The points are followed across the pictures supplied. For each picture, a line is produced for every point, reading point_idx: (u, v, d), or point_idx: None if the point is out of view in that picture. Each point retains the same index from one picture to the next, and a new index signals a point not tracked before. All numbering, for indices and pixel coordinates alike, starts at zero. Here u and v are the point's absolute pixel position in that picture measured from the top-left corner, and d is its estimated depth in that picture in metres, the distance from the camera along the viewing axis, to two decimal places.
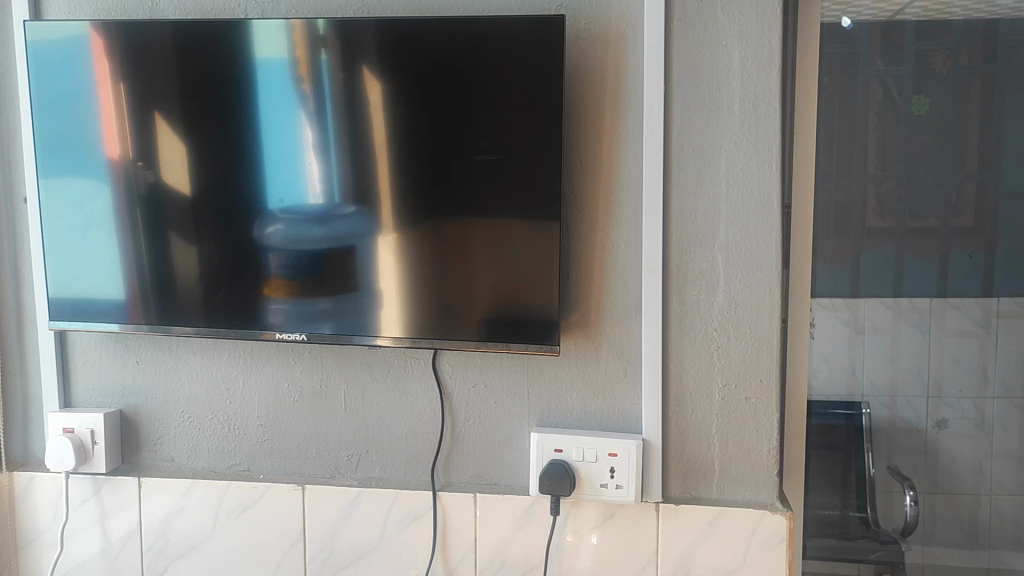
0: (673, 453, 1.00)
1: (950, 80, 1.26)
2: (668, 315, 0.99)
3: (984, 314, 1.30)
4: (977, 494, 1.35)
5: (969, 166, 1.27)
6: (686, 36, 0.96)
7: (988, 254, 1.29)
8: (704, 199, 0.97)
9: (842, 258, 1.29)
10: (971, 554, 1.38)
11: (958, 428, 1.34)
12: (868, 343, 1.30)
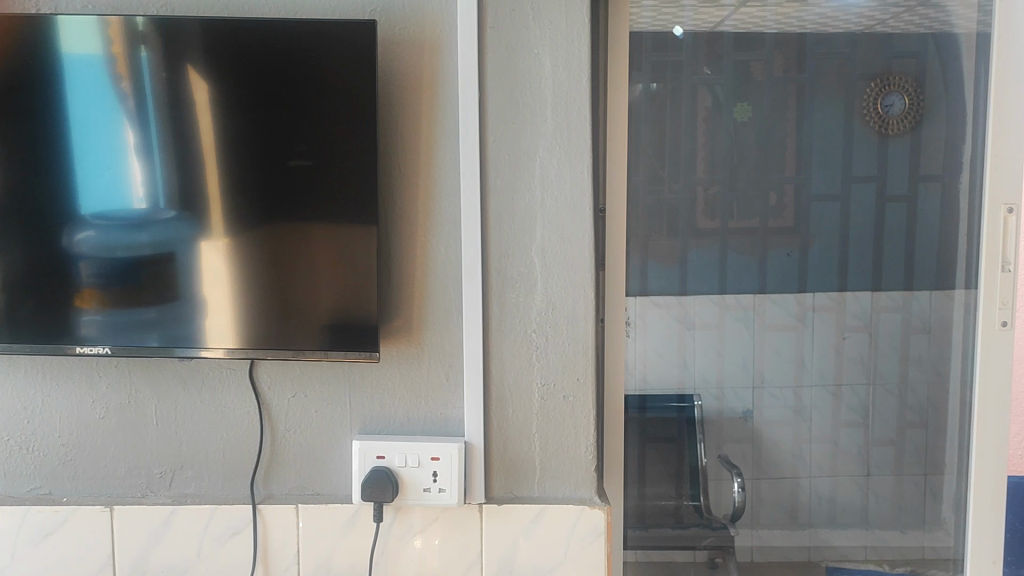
0: (494, 454, 1.02)
1: (764, 90, 1.54)
2: (488, 318, 1.00)
3: (800, 309, 1.60)
4: (796, 477, 1.65)
5: (787, 170, 1.56)
6: (498, 44, 0.98)
7: (802, 253, 1.59)
8: (521, 203, 0.99)
9: (671, 259, 1.51)
10: (789, 532, 1.66)
11: (780, 417, 1.63)
12: (696, 338, 1.54)
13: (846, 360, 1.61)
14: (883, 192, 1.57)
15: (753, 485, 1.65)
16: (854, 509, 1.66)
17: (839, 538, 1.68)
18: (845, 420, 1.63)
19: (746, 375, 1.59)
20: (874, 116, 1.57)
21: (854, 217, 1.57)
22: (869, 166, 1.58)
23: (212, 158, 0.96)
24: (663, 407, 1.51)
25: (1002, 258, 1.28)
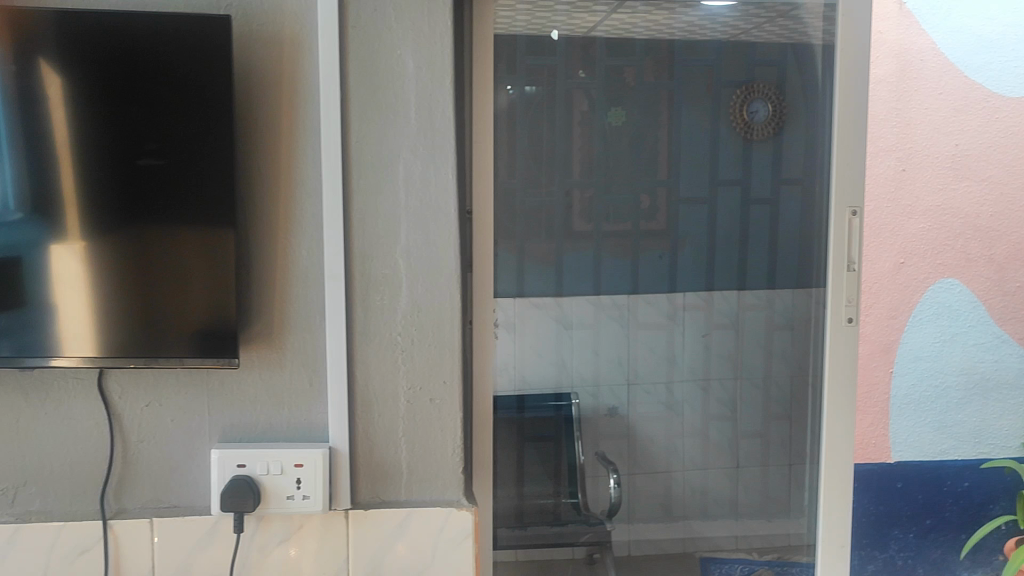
0: (360, 458, 1.01)
1: (637, 94, 1.69)
2: (352, 322, 0.99)
3: (672, 309, 1.77)
4: (670, 471, 1.80)
5: (659, 174, 1.71)
6: (359, 43, 0.96)
7: (673, 255, 1.75)
8: (384, 206, 0.98)
9: (549, 260, 1.63)
10: (666, 528, 1.80)
11: (653, 411, 1.80)
12: (575, 335, 1.73)
13: (716, 356, 1.78)
14: (748, 195, 1.72)
15: (629, 481, 1.78)
16: (724, 501, 1.82)
17: (712, 530, 1.82)
18: (714, 414, 1.80)
19: (620, 372, 1.76)
20: (740, 119, 1.74)
21: (721, 220, 1.73)
22: (735, 170, 1.74)
23: (64, 160, 0.91)
24: (539, 406, 1.64)
25: (848, 257, 1.36)
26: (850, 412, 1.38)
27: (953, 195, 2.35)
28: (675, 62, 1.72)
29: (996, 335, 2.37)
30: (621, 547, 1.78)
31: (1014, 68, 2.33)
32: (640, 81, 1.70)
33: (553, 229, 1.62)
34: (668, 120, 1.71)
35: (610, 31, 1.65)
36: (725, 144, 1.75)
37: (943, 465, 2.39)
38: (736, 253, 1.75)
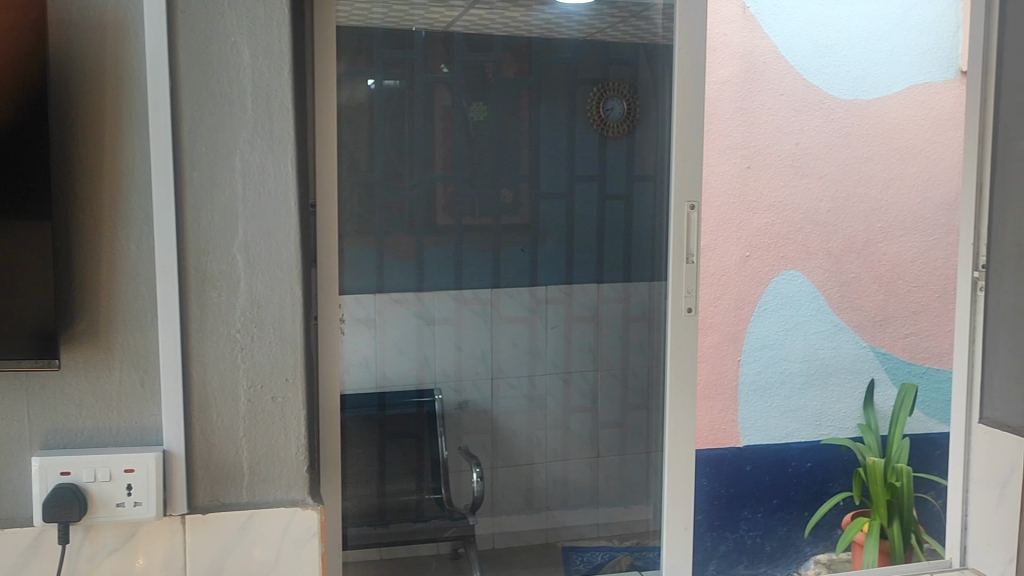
0: (197, 461, 0.97)
1: (497, 90, 1.79)
2: (188, 319, 0.95)
3: (533, 303, 1.85)
4: (531, 463, 1.89)
5: (522, 170, 1.81)
6: (190, 29, 0.93)
7: (532, 250, 1.83)
8: (220, 199, 0.95)
9: (410, 250, 1.71)
10: (526, 517, 1.88)
11: (514, 404, 1.88)
12: (436, 332, 1.77)
13: (576, 347, 1.89)
14: (604, 192, 1.83)
15: (491, 474, 1.86)
16: (584, 489, 1.91)
17: (573, 519, 1.90)
18: (576, 404, 1.90)
19: (483, 364, 1.84)
20: (596, 114, 1.86)
21: (579, 220, 1.84)
22: (593, 165, 1.85)
23: None
24: (399, 403, 1.73)
25: (687, 251, 1.41)
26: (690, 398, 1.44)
27: (794, 191, 2.48)
28: (536, 57, 1.83)
29: (834, 323, 2.51)
30: (486, 539, 1.85)
31: (848, 72, 2.47)
32: (500, 76, 1.79)
33: (414, 224, 1.71)
34: (530, 117, 1.82)
35: (468, 28, 1.77)
36: (582, 140, 1.85)
37: (788, 447, 2.53)
38: (594, 250, 1.85)
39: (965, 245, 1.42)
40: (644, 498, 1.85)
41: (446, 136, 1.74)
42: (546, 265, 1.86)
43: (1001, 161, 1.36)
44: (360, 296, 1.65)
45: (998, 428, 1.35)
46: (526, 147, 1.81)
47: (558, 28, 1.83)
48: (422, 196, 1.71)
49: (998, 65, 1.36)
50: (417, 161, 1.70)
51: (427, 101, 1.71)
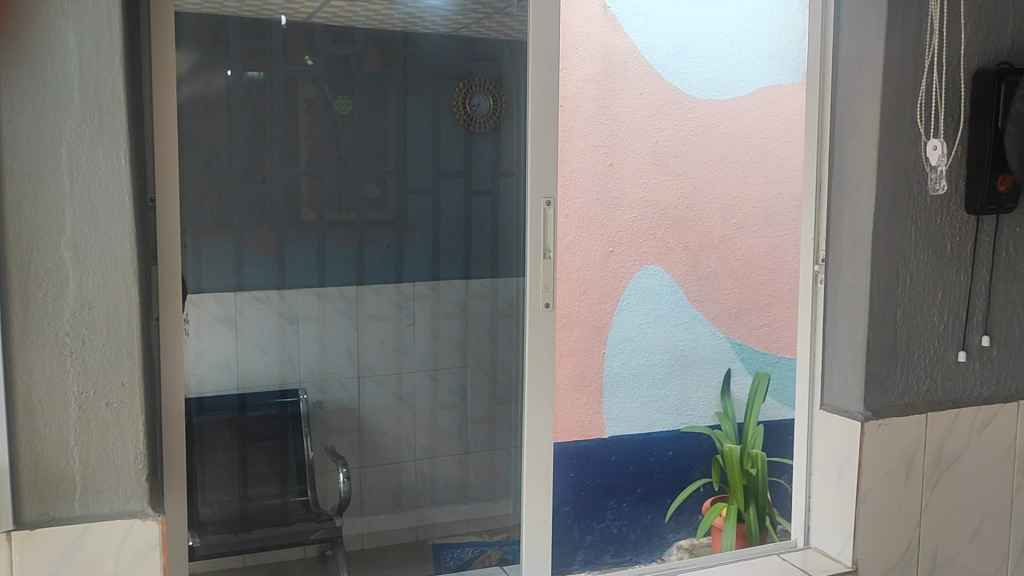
0: (24, 472, 0.99)
1: (362, 84, 1.61)
2: (10, 323, 0.96)
3: (398, 300, 1.71)
4: (399, 463, 1.78)
5: (388, 165, 1.62)
6: (16, 17, 0.93)
7: (398, 246, 1.67)
8: (47, 195, 0.96)
9: (270, 249, 1.51)
10: (392, 515, 1.77)
11: (382, 402, 1.75)
12: (297, 328, 1.60)
13: (443, 347, 1.75)
14: (470, 186, 1.63)
15: (359, 475, 1.73)
16: (452, 485, 1.82)
17: (442, 516, 1.81)
18: (443, 401, 1.78)
19: (350, 363, 1.69)
20: (462, 111, 1.66)
21: (443, 215, 1.67)
22: (457, 161, 1.65)
23: None
24: (262, 405, 1.56)
25: (545, 247, 1.44)
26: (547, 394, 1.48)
27: (654, 188, 2.59)
28: (399, 53, 1.65)
29: (692, 315, 2.58)
30: (354, 540, 1.73)
31: (703, 73, 2.55)
32: (363, 69, 1.61)
33: (275, 218, 1.50)
34: (396, 111, 1.64)
35: (330, 19, 1.55)
36: (446, 134, 1.66)
37: (650, 436, 2.60)
38: (461, 245, 1.67)
39: (806, 240, 1.50)
40: (507, 493, 1.73)
41: (307, 130, 1.53)
42: (412, 263, 1.69)
43: (837, 160, 1.43)
44: (219, 294, 1.41)
45: (836, 413, 1.42)
46: (393, 142, 1.63)
47: (421, 20, 1.68)
48: (279, 192, 1.49)
49: (834, 69, 1.44)
50: (272, 144, 1.47)
51: (286, 89, 1.50)
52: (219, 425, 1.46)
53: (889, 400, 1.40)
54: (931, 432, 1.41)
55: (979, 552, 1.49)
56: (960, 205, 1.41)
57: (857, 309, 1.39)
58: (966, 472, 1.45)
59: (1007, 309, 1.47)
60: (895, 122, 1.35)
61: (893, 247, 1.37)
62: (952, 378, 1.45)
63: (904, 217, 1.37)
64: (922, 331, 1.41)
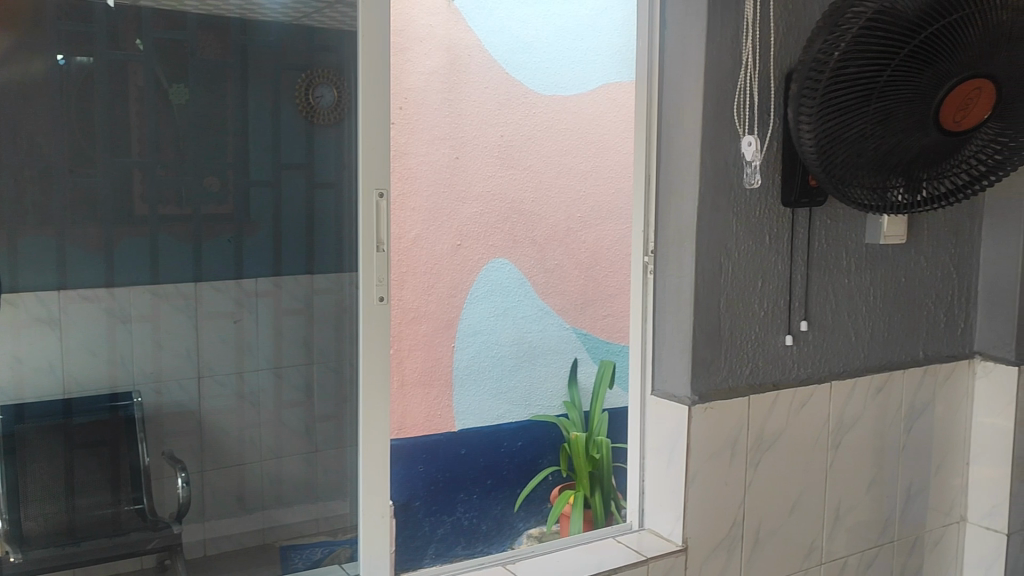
0: None
1: (194, 67, 1.36)
2: None
3: (238, 295, 1.44)
4: (241, 463, 1.51)
5: (228, 155, 1.40)
6: None
7: (237, 236, 1.43)
8: None
9: (96, 243, 1.31)
10: (239, 519, 1.52)
11: (224, 403, 1.47)
12: (126, 328, 1.36)
13: (288, 342, 1.50)
14: (311, 178, 1.46)
15: (199, 479, 1.47)
16: (299, 483, 1.56)
17: (293, 516, 1.56)
18: (287, 400, 1.52)
19: (187, 364, 1.42)
20: (306, 101, 1.43)
21: (286, 209, 1.46)
22: (298, 150, 1.45)
23: None
24: (89, 408, 1.36)
25: (377, 241, 1.46)
26: (381, 389, 1.48)
27: (501, 181, 2.58)
28: (238, 41, 1.39)
29: (540, 307, 2.65)
30: (195, 547, 1.49)
31: (544, 69, 2.61)
32: (198, 55, 1.36)
33: (101, 213, 1.31)
34: (235, 98, 1.40)
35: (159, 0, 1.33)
36: (287, 130, 1.44)
37: (499, 428, 2.64)
38: (303, 238, 1.48)
39: (636, 232, 1.55)
40: (344, 492, 1.57)
41: (138, 120, 1.33)
42: (254, 256, 1.44)
43: (664, 159, 1.49)
44: (42, 293, 1.29)
45: (666, 398, 1.48)
46: (234, 128, 1.40)
47: (257, 5, 1.41)
48: (107, 184, 1.31)
49: (661, 70, 1.49)
50: (97, 136, 1.30)
51: (115, 77, 1.31)
52: (46, 433, 1.36)
53: (714, 384, 1.47)
54: (753, 413, 1.49)
55: (798, 524, 1.59)
56: (777, 198, 1.50)
57: (685, 298, 1.44)
58: (784, 449, 1.55)
59: (821, 296, 1.58)
60: (716, 122, 1.41)
61: (716, 238, 1.44)
62: (772, 361, 1.53)
63: (725, 209, 1.44)
64: (744, 319, 1.49)
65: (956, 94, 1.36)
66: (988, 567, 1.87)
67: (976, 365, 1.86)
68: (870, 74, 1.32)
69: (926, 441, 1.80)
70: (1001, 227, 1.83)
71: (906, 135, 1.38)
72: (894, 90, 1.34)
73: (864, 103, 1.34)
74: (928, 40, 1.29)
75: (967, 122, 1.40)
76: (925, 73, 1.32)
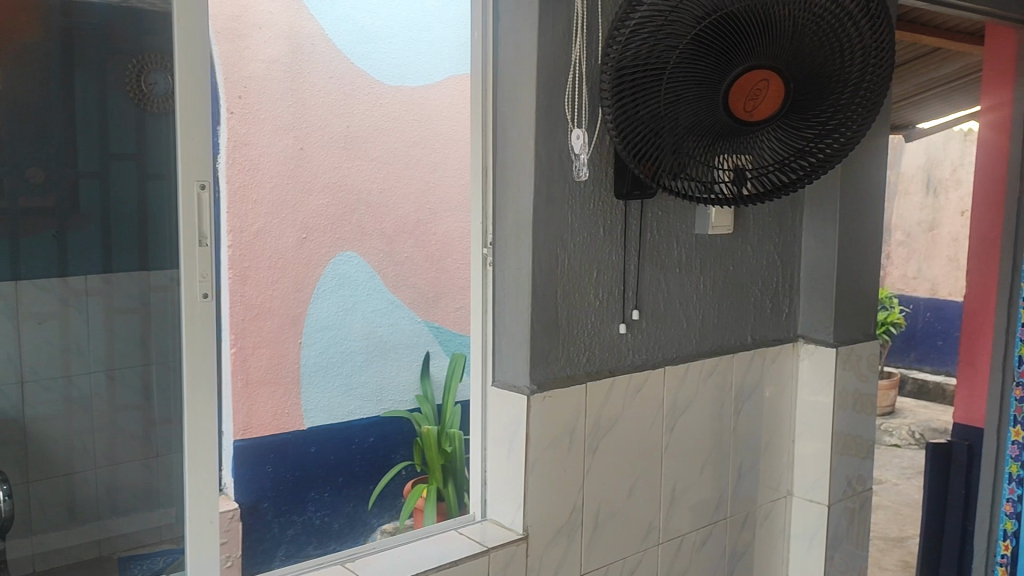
0: None
1: (10, 59, 1.33)
2: None
3: (63, 294, 1.38)
4: (71, 472, 1.44)
5: (50, 146, 1.35)
6: None
7: (61, 232, 1.36)
8: None
9: None
10: (69, 531, 1.44)
11: (47, 408, 1.41)
12: None
13: (120, 343, 1.41)
14: (144, 169, 1.33)
15: (24, 489, 1.41)
16: (139, 492, 1.46)
17: (129, 525, 1.47)
18: (123, 402, 1.42)
19: (8, 367, 1.36)
20: (137, 87, 1.35)
21: (117, 200, 1.36)
22: (128, 140, 1.35)
23: None
24: None
25: (199, 234, 1.29)
26: (210, 397, 1.32)
27: (347, 172, 2.53)
28: (58, 29, 1.36)
29: (390, 300, 2.62)
30: (23, 564, 1.41)
31: (392, 59, 2.56)
32: (16, 43, 1.33)
33: None
34: (56, 90, 1.36)
35: None
36: (115, 120, 1.37)
37: (349, 425, 2.60)
38: (136, 231, 1.36)
39: (474, 222, 1.56)
40: (163, 501, 1.44)
41: None
42: (80, 252, 1.38)
43: (500, 151, 1.50)
44: None
45: (505, 388, 1.49)
46: (56, 120, 1.36)
47: None
48: None
49: (495, 63, 1.50)
50: None
51: None
52: None
53: (551, 373, 1.49)
54: (590, 401, 1.53)
55: (636, 506, 1.64)
56: (611, 191, 1.55)
57: (522, 290, 1.46)
58: (620, 435, 1.59)
59: (654, 284, 1.65)
60: (550, 117, 1.43)
61: (550, 229, 1.46)
62: (607, 349, 1.58)
63: (560, 203, 1.47)
64: (580, 308, 1.52)
65: (742, 84, 1.42)
66: (811, 537, 2.00)
67: (800, 347, 1.98)
68: (657, 58, 1.39)
69: (755, 422, 1.89)
70: (821, 218, 1.94)
71: (698, 120, 1.45)
72: (681, 75, 1.40)
73: (655, 86, 1.41)
74: (710, 28, 1.36)
75: (759, 112, 1.47)
76: (708, 61, 1.39)
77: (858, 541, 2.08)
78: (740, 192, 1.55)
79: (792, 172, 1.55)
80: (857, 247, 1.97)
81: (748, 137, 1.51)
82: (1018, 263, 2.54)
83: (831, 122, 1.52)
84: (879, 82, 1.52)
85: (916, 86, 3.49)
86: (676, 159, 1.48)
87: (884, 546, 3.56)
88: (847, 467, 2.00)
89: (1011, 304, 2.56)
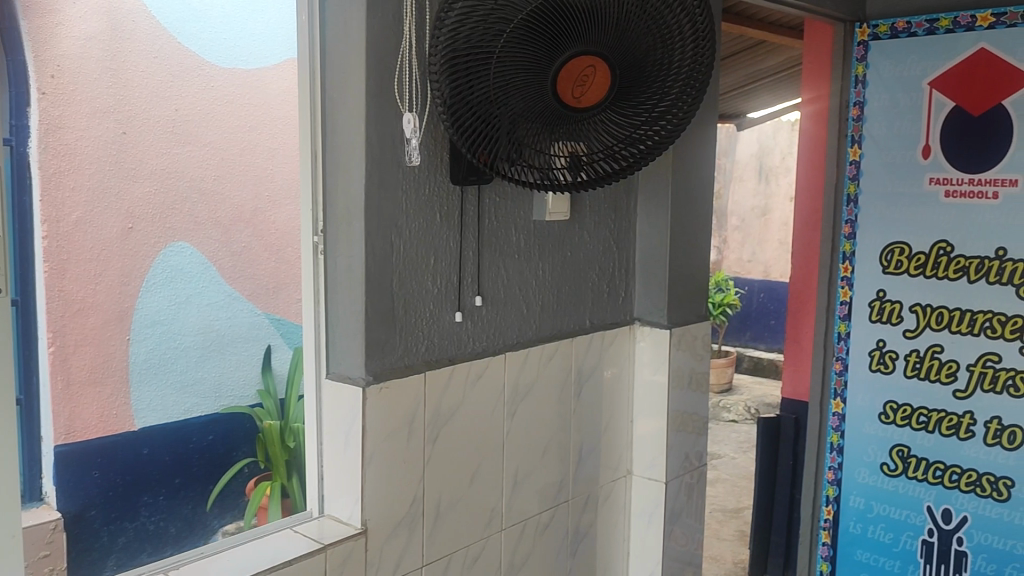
0: None
1: None
2: None
3: None
4: None
5: None
6: None
7: None
8: None
9: None
10: None
11: None
12: None
13: None
14: None
15: None
16: None
17: None
18: None
19: None
20: None
21: None
22: None
23: None
24: None
25: None
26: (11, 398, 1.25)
27: (177, 159, 2.39)
28: None
29: (227, 293, 2.49)
30: None
31: (224, 41, 2.43)
32: None
33: None
34: None
35: None
36: None
37: (187, 422, 2.46)
38: None
39: (304, 210, 1.50)
40: None
41: None
42: None
43: (329, 136, 1.45)
44: None
45: (340, 380, 1.45)
46: None
47: None
48: None
49: (322, 46, 1.45)
50: None
51: None
52: None
53: (388, 363, 1.46)
54: (428, 390, 1.51)
55: (478, 494, 1.64)
56: (445, 176, 1.53)
57: (355, 279, 1.42)
58: (461, 423, 1.58)
59: (493, 271, 1.64)
60: (380, 100, 1.40)
61: (383, 216, 1.42)
62: (446, 336, 1.56)
63: (393, 189, 1.44)
64: (416, 296, 1.50)
65: (568, 69, 1.44)
66: (650, 515, 2.06)
67: (636, 330, 2.03)
68: (485, 41, 1.38)
69: (596, 403, 1.93)
70: (655, 205, 1.99)
71: (528, 105, 1.45)
72: (510, 59, 1.40)
73: (484, 70, 1.40)
74: (535, 11, 1.36)
75: (587, 98, 1.49)
76: (534, 46, 1.40)
77: (695, 515, 2.16)
78: (571, 178, 1.56)
79: (621, 157, 1.58)
80: (689, 232, 2.04)
81: (578, 124, 1.53)
82: (835, 246, 2.71)
83: (655, 108, 1.56)
84: (703, 72, 1.56)
85: (744, 78, 3.67)
86: (507, 144, 1.46)
87: (722, 518, 3.73)
88: (683, 444, 2.08)
89: (831, 283, 2.73)
